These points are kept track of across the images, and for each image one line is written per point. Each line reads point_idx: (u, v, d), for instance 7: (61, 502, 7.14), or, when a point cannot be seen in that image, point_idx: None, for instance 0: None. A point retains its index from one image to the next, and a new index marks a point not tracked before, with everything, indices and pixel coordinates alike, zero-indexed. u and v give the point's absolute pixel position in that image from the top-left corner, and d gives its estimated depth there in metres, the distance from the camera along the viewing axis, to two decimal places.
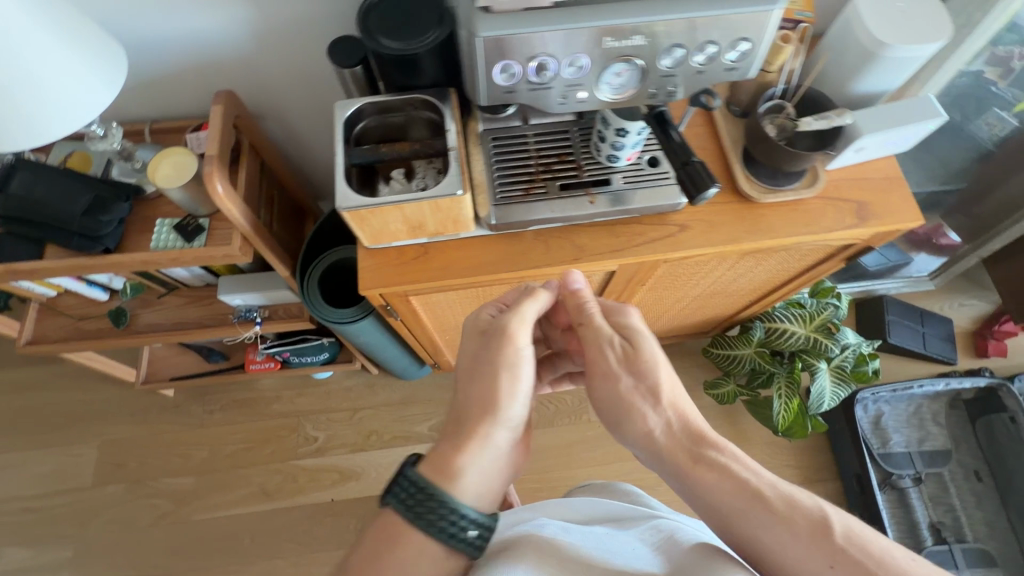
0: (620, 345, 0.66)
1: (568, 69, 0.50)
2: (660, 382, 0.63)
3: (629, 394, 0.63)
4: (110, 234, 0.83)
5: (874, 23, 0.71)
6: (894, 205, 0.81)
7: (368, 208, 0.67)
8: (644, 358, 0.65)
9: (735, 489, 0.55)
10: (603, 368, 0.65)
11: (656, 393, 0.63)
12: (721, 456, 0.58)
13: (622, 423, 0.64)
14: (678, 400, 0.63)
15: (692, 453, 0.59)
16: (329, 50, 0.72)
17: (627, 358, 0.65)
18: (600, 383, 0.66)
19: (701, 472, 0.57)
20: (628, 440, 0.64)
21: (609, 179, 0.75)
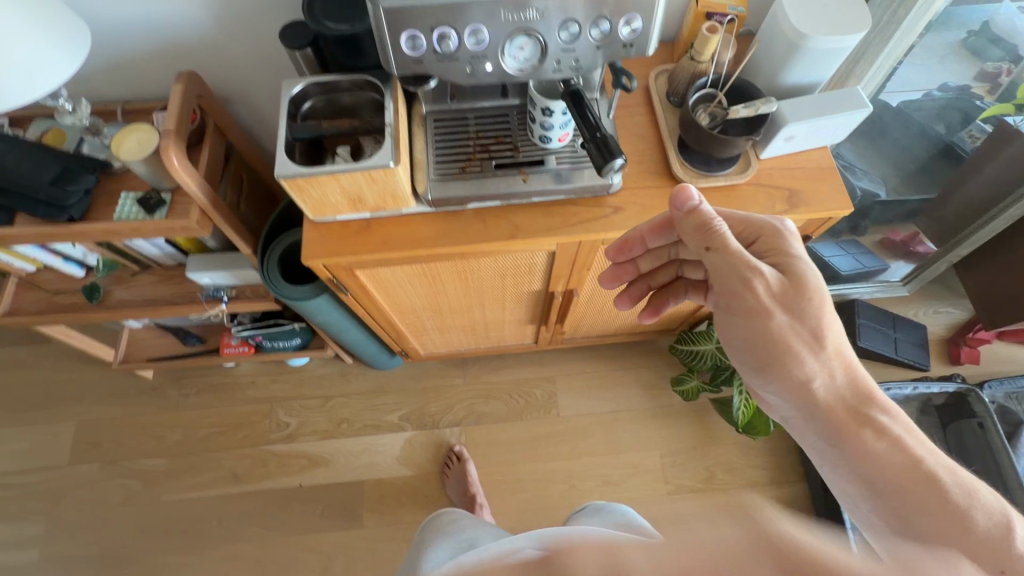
0: (777, 285, 0.70)
1: (470, 40, 0.54)
2: (824, 323, 0.70)
3: (807, 332, 0.70)
4: (76, 204, 0.88)
5: (796, 16, 0.74)
6: (824, 194, 0.83)
7: (304, 177, 0.70)
8: (815, 297, 0.70)
9: (872, 421, 0.69)
10: (779, 308, 0.70)
11: (822, 336, 0.71)
12: (874, 404, 0.70)
13: (779, 360, 0.72)
14: (838, 342, 0.71)
15: (844, 400, 0.71)
16: (279, 33, 0.76)
17: (791, 297, 0.70)
18: (748, 319, 0.72)
19: (845, 407, 0.70)
20: (776, 376, 0.73)
21: (543, 160, 0.79)
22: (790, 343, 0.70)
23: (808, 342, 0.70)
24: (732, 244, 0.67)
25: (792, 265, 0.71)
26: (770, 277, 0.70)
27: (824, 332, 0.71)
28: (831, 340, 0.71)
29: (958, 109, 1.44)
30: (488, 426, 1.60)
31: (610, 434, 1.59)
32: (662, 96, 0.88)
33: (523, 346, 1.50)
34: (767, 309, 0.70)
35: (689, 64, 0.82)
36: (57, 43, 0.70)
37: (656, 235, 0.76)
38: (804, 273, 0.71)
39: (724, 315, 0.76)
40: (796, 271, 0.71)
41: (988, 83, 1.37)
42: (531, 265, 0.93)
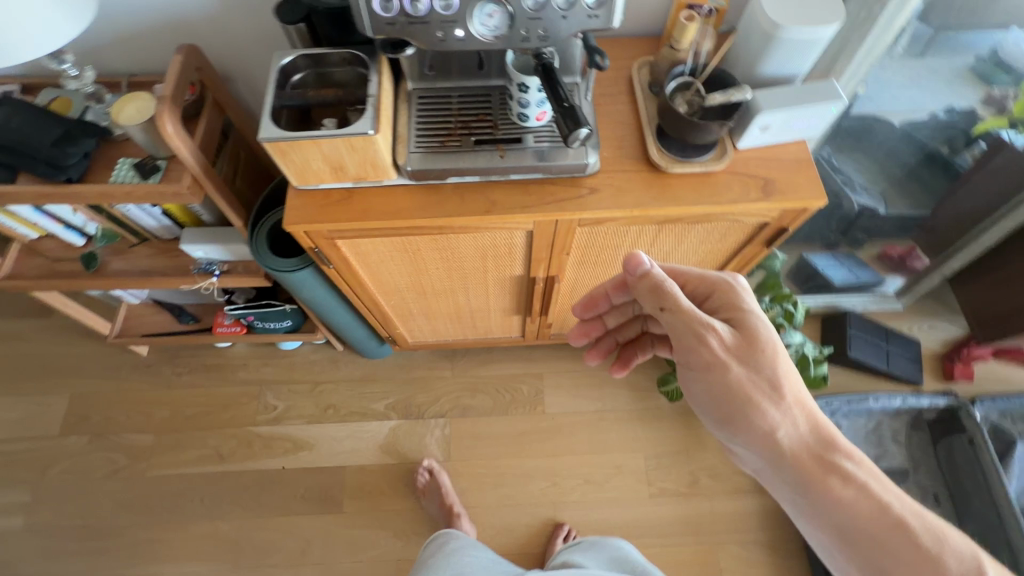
0: (732, 339, 0.73)
1: (441, 4, 0.57)
2: (780, 374, 0.72)
3: (764, 384, 0.72)
4: (74, 166, 0.91)
5: (771, 7, 0.76)
6: (799, 184, 0.84)
7: (285, 140, 0.73)
8: (768, 348, 0.72)
9: (835, 466, 0.70)
10: (735, 360, 0.72)
11: (779, 385, 0.72)
12: (832, 450, 0.71)
13: (741, 414, 0.72)
14: (795, 392, 0.73)
15: (804, 445, 0.71)
16: (275, 8, 0.80)
17: (746, 350, 0.73)
18: (707, 373, 0.73)
19: (806, 451, 0.71)
20: (741, 431, 0.73)
21: (521, 138, 0.81)
22: (749, 395, 0.71)
23: (768, 394, 0.72)
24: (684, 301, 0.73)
25: (743, 317, 0.75)
26: (724, 331, 0.73)
27: (781, 383, 0.73)
28: (788, 391, 0.73)
29: (961, 131, 1.41)
30: (472, 419, 1.60)
31: (595, 434, 1.58)
32: (644, 85, 0.90)
33: (511, 340, 1.51)
34: (724, 363, 0.72)
35: (668, 53, 0.84)
36: (66, 8, 0.76)
37: (617, 292, 0.90)
38: (755, 326, 0.74)
39: (684, 371, 0.77)
40: (749, 324, 0.74)
41: (994, 106, 1.33)
42: (511, 246, 0.95)
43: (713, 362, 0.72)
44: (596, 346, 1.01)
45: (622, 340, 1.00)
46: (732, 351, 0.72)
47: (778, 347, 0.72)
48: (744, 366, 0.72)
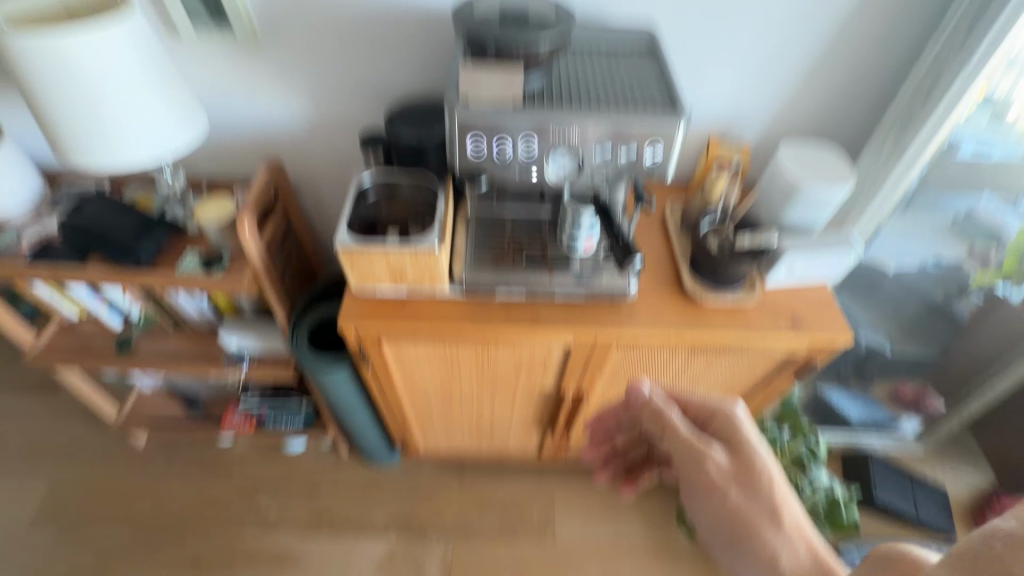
0: (729, 464, 0.74)
1: (522, 148, 0.68)
2: (778, 501, 0.71)
3: (764, 511, 0.71)
4: (146, 253, 0.97)
5: (792, 169, 0.88)
6: (826, 322, 0.90)
7: (358, 248, 0.80)
8: (764, 473, 0.73)
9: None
10: (733, 486, 0.73)
11: (780, 514, 0.71)
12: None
13: (743, 545, 0.70)
14: (798, 523, 0.71)
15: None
16: (362, 139, 0.92)
17: (743, 476, 0.73)
18: (706, 496, 0.73)
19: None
20: (745, 562, 0.70)
21: (569, 261, 0.88)
22: (748, 522, 0.70)
23: (768, 524, 0.70)
24: (681, 424, 0.77)
25: (741, 441, 0.76)
26: (720, 454, 0.74)
27: (781, 513, 0.71)
28: (790, 520, 0.71)
29: (954, 281, 1.44)
30: (477, 543, 1.49)
31: (608, 570, 1.45)
32: (676, 223, 1.00)
33: (525, 455, 1.46)
34: (724, 488, 0.72)
35: (700, 198, 0.95)
36: (191, 116, 0.91)
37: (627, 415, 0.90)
38: (752, 451, 0.75)
39: (686, 496, 0.77)
40: (746, 448, 0.75)
41: (979, 260, 1.36)
42: (546, 360, 0.97)
43: (710, 483, 0.73)
44: (604, 464, 0.99)
45: (630, 463, 0.97)
46: (730, 475, 0.73)
47: (776, 475, 0.73)
48: (739, 491, 0.72)
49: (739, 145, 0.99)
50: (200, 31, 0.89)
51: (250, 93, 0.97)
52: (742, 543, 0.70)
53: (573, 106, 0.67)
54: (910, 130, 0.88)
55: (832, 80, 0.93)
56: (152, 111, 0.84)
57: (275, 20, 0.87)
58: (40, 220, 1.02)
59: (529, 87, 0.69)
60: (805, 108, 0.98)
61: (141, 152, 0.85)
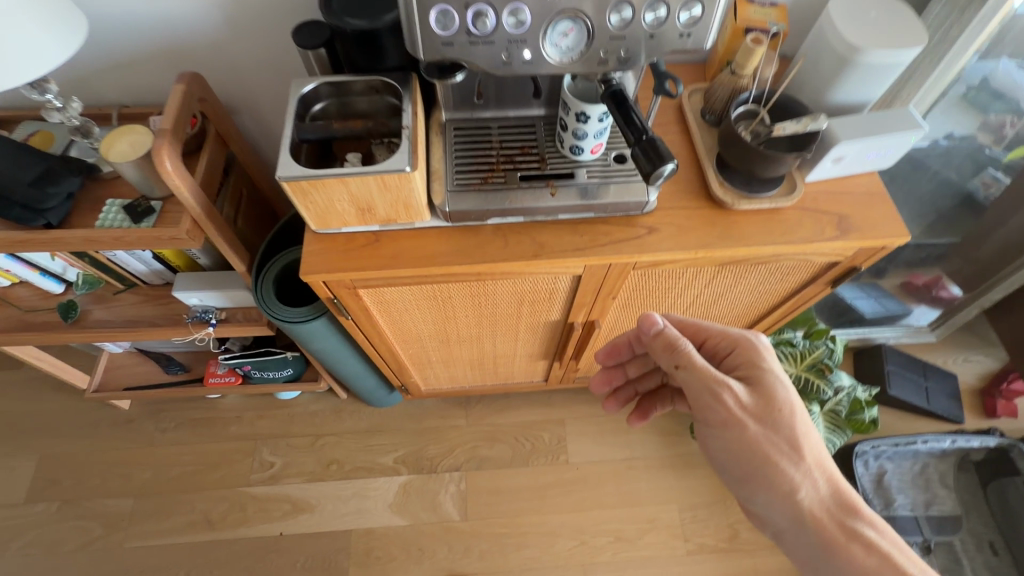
0: (750, 400, 0.66)
1: (509, 22, 0.48)
2: (800, 434, 0.65)
3: (784, 445, 0.65)
4: (54, 210, 0.79)
5: (848, 30, 0.69)
6: (876, 221, 0.76)
7: (309, 179, 0.63)
8: (788, 407, 0.66)
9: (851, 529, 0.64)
10: (753, 424, 0.65)
11: (800, 447, 0.65)
12: (853, 512, 0.65)
13: (759, 478, 0.66)
14: (817, 452, 0.66)
15: (824, 506, 0.65)
16: (294, 31, 0.71)
17: (765, 411, 0.65)
18: (721, 433, 0.67)
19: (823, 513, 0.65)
20: (760, 491, 0.67)
21: (573, 173, 0.72)
22: (767, 458, 0.65)
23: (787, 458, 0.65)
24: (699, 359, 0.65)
25: (761, 374, 0.68)
26: (740, 390, 0.66)
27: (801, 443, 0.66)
28: (809, 452, 0.66)
29: (968, 157, 1.34)
30: (490, 473, 1.47)
31: (623, 484, 1.45)
32: (697, 114, 0.82)
33: (532, 384, 1.39)
34: (743, 427, 0.65)
35: (728, 80, 0.77)
36: (70, 19, 0.69)
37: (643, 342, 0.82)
38: (775, 384, 0.67)
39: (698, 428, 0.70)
40: (767, 380, 0.67)
41: (993, 133, 1.27)
42: (552, 292, 0.85)
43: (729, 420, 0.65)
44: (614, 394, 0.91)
45: (641, 391, 0.91)
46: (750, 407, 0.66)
47: (799, 406, 0.66)
48: (760, 426, 0.65)
49: (772, 5, 0.79)
50: None
51: None
52: (759, 477, 0.66)
53: None
54: None
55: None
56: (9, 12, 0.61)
57: None
58: None
59: None
60: None
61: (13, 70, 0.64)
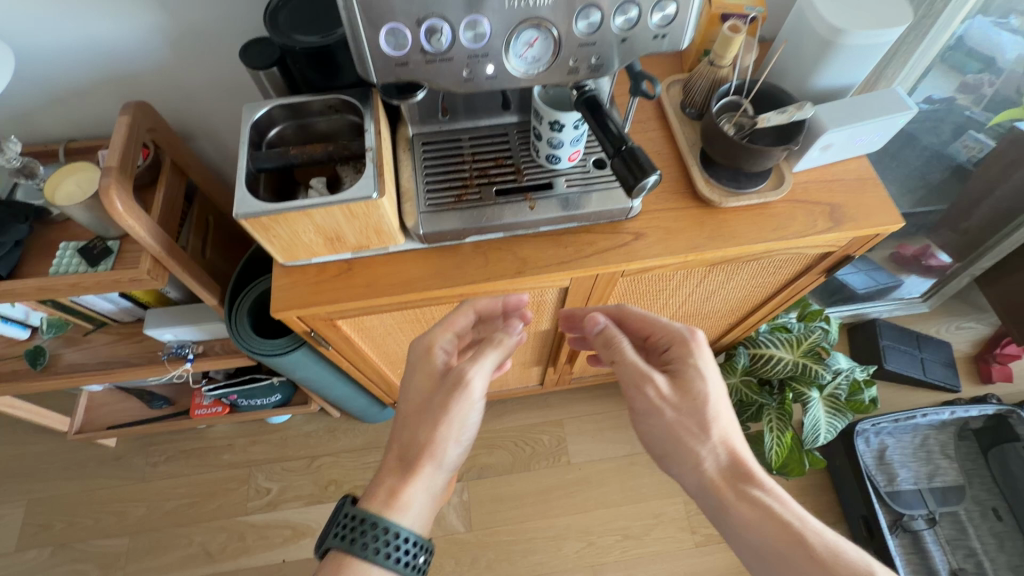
0: (665, 389, 0.64)
1: (467, 36, 0.44)
2: (710, 415, 0.63)
3: (695, 430, 0.63)
4: (3, 259, 0.75)
5: (829, 11, 0.65)
6: (870, 208, 0.73)
7: (269, 214, 0.58)
8: (703, 396, 0.64)
9: (760, 507, 0.59)
10: (667, 413, 0.64)
11: (709, 423, 0.63)
12: (763, 491, 0.60)
13: (670, 453, 0.65)
14: (726, 432, 0.64)
15: (733, 484, 0.61)
16: (240, 52, 0.66)
17: (679, 397, 0.64)
18: (643, 419, 0.66)
19: (730, 488, 0.61)
20: (673, 464, 0.65)
21: (551, 183, 0.68)
22: (675, 440, 0.63)
23: (695, 440, 0.63)
24: (625, 347, 0.67)
25: (684, 363, 0.66)
26: (660, 381, 0.65)
27: (711, 420, 0.64)
28: (718, 434, 0.63)
29: (951, 122, 1.28)
30: (491, 481, 1.42)
31: (627, 480, 1.41)
32: (677, 108, 0.79)
33: (527, 389, 1.36)
34: (659, 415, 0.64)
35: (707, 71, 0.73)
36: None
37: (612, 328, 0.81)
38: (693, 373, 0.65)
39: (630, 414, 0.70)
40: (687, 369, 0.65)
41: (973, 94, 1.22)
42: (539, 304, 0.81)
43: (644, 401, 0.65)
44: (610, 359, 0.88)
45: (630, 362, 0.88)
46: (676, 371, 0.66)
47: (714, 391, 0.64)
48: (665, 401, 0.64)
49: None
50: None
51: (66, 10, 0.68)
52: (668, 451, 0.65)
53: None
54: None
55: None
56: None
57: None
58: None
59: None
60: None
61: None
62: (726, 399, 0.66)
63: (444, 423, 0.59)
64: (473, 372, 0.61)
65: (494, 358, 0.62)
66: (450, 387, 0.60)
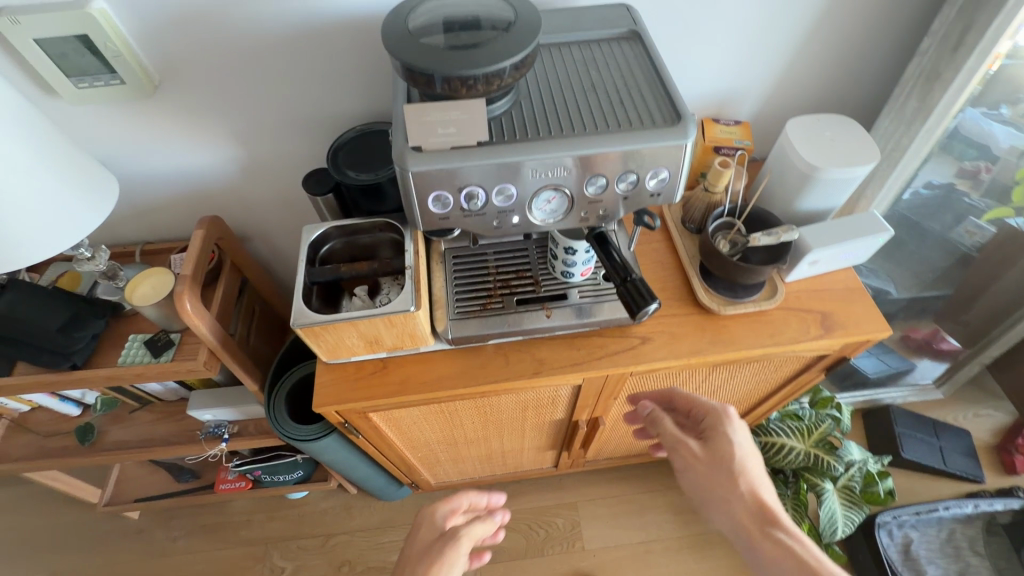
0: (698, 450, 0.76)
1: (497, 197, 0.54)
2: (739, 470, 0.73)
3: (727, 484, 0.74)
4: (80, 350, 0.84)
5: (808, 152, 0.76)
6: (859, 316, 0.80)
7: (321, 323, 0.67)
8: (732, 457, 0.73)
9: (781, 549, 0.69)
10: (702, 471, 0.75)
11: (738, 477, 0.73)
12: (788, 536, 0.70)
13: (709, 499, 0.76)
14: (756, 485, 0.73)
15: (760, 526, 0.71)
16: (303, 181, 0.78)
17: (711, 458, 0.75)
18: (684, 474, 0.78)
19: (756, 530, 0.71)
20: (710, 507, 0.76)
21: (566, 293, 0.77)
22: (710, 491, 0.75)
23: (728, 492, 0.74)
24: (664, 420, 0.79)
25: (716, 429, 0.75)
26: (693, 445, 0.76)
27: (740, 475, 0.73)
28: (746, 487, 0.73)
29: (951, 208, 1.28)
30: (504, 566, 1.40)
31: (642, 570, 1.39)
32: (678, 223, 0.88)
33: (543, 470, 1.38)
34: (695, 471, 0.76)
35: (703, 195, 0.83)
36: (96, 188, 0.75)
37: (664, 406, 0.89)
38: (722, 438, 0.74)
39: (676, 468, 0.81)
40: (718, 434, 0.75)
41: (971, 179, 1.22)
42: (554, 398, 0.88)
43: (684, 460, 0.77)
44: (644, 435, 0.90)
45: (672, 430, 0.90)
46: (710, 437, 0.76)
47: (743, 453, 0.74)
48: (701, 459, 0.76)
49: (736, 123, 0.87)
50: (77, 83, 0.69)
51: (162, 148, 0.82)
52: (706, 496, 0.76)
53: (553, 136, 0.52)
54: (933, 88, 0.75)
55: (848, 24, 0.78)
56: (47, 193, 0.68)
57: (174, 57, 0.70)
58: None
59: (495, 113, 0.54)
60: (807, 74, 0.85)
61: (42, 242, 0.69)
62: (757, 458, 0.75)
63: (437, 571, 0.68)
64: (467, 534, 0.71)
65: (489, 529, 0.71)
66: (445, 541, 0.71)
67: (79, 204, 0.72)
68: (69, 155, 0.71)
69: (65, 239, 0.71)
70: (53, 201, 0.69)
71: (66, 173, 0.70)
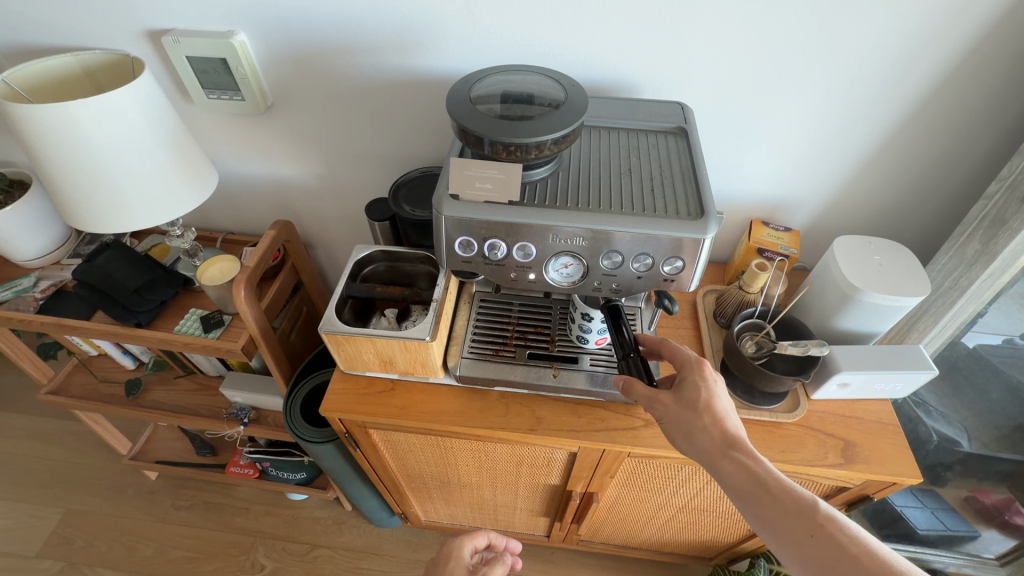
0: (662, 394, 0.60)
1: (518, 253, 0.58)
2: (711, 406, 0.59)
3: (695, 422, 0.59)
4: (146, 312, 0.96)
5: (852, 271, 0.74)
6: (887, 455, 0.74)
7: (343, 334, 0.73)
8: (700, 397, 0.60)
9: (759, 485, 0.56)
10: (667, 416, 0.60)
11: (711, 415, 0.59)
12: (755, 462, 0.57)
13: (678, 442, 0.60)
14: (724, 418, 0.59)
15: (726, 457, 0.57)
16: (368, 207, 0.88)
17: (676, 399, 0.60)
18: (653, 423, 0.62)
19: (731, 468, 0.57)
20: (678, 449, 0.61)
21: (577, 358, 0.78)
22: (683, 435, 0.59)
23: (696, 432, 0.59)
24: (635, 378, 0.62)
25: (687, 371, 0.62)
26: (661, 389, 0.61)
27: (711, 409, 0.59)
28: (719, 424, 0.59)
29: None
30: None
31: None
32: (709, 315, 0.88)
33: (534, 537, 1.32)
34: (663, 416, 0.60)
35: (737, 293, 0.83)
36: (202, 175, 0.87)
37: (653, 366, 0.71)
38: (692, 381, 0.61)
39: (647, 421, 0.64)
40: (687, 377, 0.62)
41: None
42: (549, 459, 0.87)
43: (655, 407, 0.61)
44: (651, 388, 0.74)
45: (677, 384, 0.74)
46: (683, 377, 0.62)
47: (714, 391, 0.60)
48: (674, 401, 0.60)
49: (785, 230, 0.87)
50: (210, 94, 0.83)
51: (261, 155, 0.94)
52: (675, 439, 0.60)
53: (578, 208, 0.56)
54: (999, 234, 0.73)
55: (913, 154, 0.78)
56: (161, 171, 0.80)
57: (287, 86, 0.83)
58: (60, 269, 1.03)
59: (533, 178, 0.59)
60: (864, 195, 0.85)
61: (145, 211, 0.80)
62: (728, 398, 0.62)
63: None
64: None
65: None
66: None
67: (185, 185, 0.84)
68: (189, 145, 0.84)
69: (163, 213, 0.82)
70: (164, 179, 0.80)
71: (181, 158, 0.82)
